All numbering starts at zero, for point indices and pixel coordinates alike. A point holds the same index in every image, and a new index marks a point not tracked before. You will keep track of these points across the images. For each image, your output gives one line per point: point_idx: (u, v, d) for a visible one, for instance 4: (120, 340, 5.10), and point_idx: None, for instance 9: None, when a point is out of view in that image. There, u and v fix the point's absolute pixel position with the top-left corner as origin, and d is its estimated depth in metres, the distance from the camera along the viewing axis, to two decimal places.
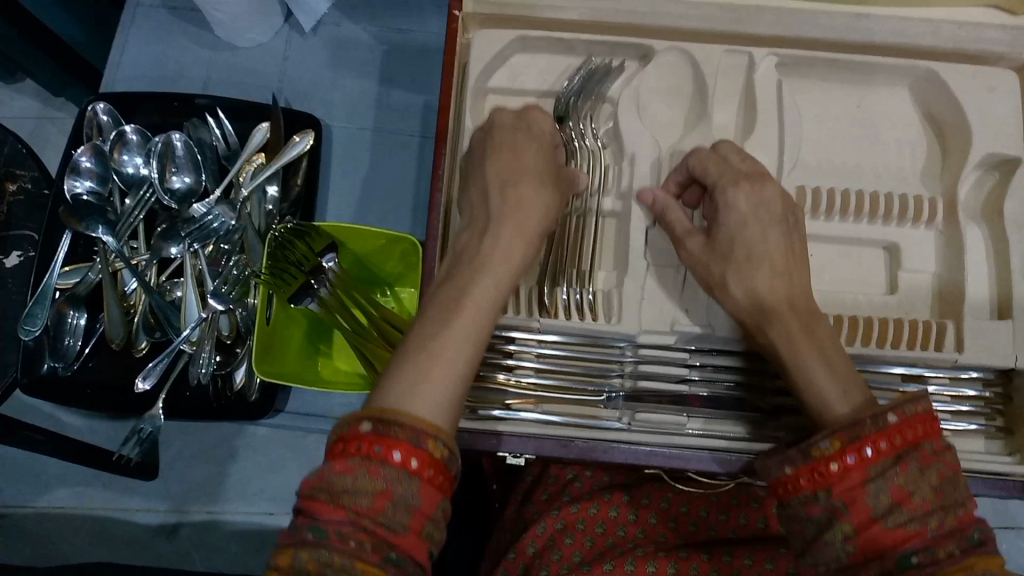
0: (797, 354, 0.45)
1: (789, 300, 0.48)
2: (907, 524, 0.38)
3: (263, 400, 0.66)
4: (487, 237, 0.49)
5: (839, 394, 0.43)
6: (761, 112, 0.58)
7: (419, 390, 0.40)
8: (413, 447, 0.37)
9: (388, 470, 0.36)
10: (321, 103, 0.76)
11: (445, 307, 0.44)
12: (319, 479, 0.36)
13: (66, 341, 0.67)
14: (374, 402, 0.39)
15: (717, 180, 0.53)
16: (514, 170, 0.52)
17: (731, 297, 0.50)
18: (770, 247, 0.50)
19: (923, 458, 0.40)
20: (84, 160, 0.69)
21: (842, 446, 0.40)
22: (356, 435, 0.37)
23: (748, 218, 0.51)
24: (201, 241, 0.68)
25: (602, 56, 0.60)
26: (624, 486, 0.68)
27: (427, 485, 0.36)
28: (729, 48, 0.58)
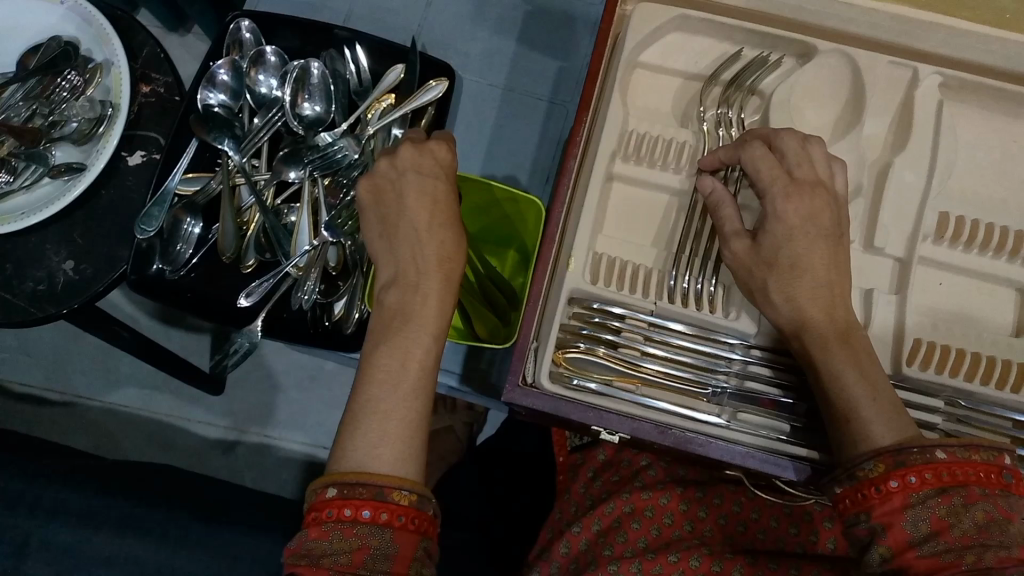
0: (831, 363, 0.46)
1: (831, 318, 0.47)
2: (941, 555, 0.39)
3: (357, 334, 0.67)
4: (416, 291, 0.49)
5: (877, 414, 0.44)
6: (914, 132, 0.56)
7: (378, 453, 0.43)
8: (380, 502, 0.42)
9: (360, 528, 0.41)
10: (456, 54, 0.76)
11: (389, 371, 0.47)
12: (298, 547, 0.41)
13: (178, 247, 0.68)
14: (342, 459, 0.44)
15: (768, 185, 0.51)
16: (420, 224, 0.51)
17: (773, 305, 0.49)
18: (817, 264, 0.49)
19: (968, 495, 0.41)
20: (221, 73, 0.70)
21: (884, 471, 0.42)
22: (326, 501, 0.42)
23: (798, 231, 0.49)
24: (322, 169, 0.69)
25: (758, 49, 0.59)
26: (698, 482, 0.68)
27: (400, 531, 0.41)
28: (894, 60, 0.56)
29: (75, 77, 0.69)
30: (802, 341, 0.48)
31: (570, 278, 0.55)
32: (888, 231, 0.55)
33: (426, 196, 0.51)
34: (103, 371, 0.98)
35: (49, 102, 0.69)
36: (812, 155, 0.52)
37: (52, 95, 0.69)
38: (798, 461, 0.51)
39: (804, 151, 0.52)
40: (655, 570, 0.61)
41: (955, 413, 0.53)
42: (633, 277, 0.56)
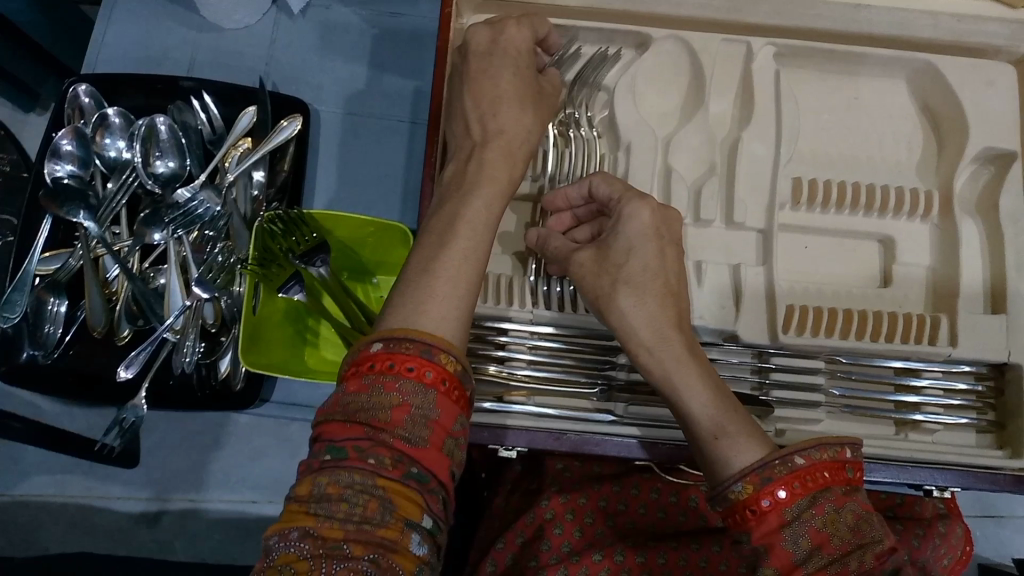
0: (685, 371, 0.44)
1: (673, 327, 0.46)
2: (828, 569, 0.35)
3: (247, 390, 0.66)
4: (474, 160, 0.48)
5: (742, 432, 0.41)
6: (758, 105, 0.57)
7: (426, 310, 0.39)
8: (426, 361, 0.36)
9: (403, 385, 0.35)
10: (310, 86, 0.74)
11: (427, 257, 0.42)
12: (334, 404, 0.36)
13: (46, 329, 0.65)
14: (389, 319, 0.39)
15: (619, 196, 0.49)
16: (506, 105, 0.50)
17: (621, 313, 0.46)
18: (642, 269, 0.47)
19: (835, 498, 0.38)
20: (64, 143, 0.67)
21: (753, 489, 0.38)
22: (368, 356, 0.37)
23: (639, 239, 0.48)
24: (186, 226, 0.67)
25: (597, 44, 0.59)
26: (614, 476, 0.68)
27: (443, 397, 0.36)
28: (727, 37, 0.57)
29: None
30: (653, 356, 0.45)
31: None
32: (746, 205, 0.55)
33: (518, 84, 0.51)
34: None
35: None
36: None
37: None
38: None
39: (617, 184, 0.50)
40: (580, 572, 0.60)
41: (837, 371, 0.55)
42: (496, 286, 0.56)
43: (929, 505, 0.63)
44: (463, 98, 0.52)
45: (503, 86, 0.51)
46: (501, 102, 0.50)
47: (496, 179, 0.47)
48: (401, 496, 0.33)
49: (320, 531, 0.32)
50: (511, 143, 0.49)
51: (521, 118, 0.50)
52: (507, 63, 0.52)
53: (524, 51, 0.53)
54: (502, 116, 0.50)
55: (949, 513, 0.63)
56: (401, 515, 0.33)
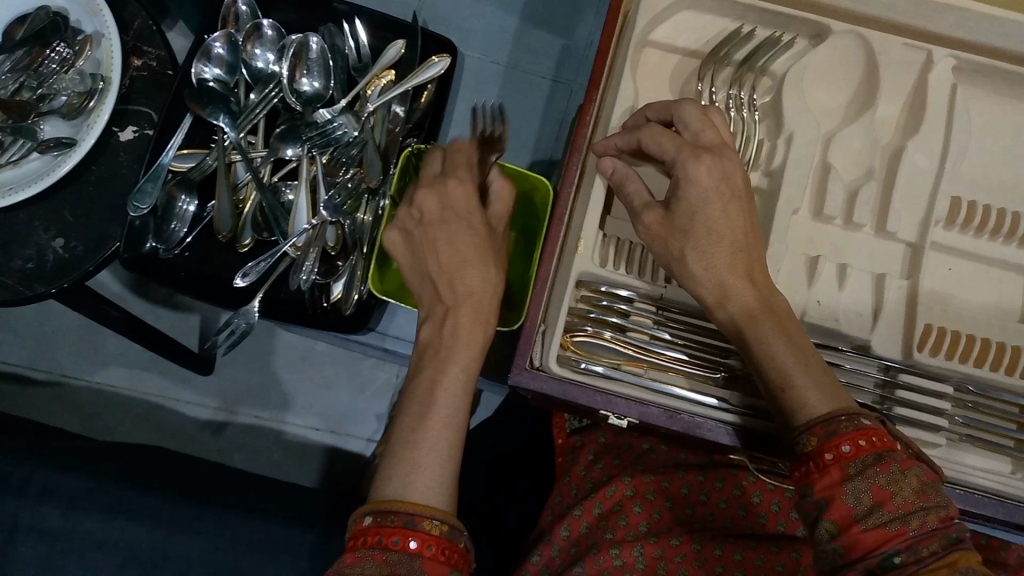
0: (761, 335, 0.45)
1: (742, 290, 0.47)
2: (888, 525, 0.38)
3: (355, 316, 0.67)
4: (447, 323, 0.53)
5: (809, 389, 0.43)
6: (929, 119, 0.55)
7: (415, 483, 0.45)
8: (411, 530, 0.43)
9: (390, 555, 0.42)
10: (457, 29, 0.74)
11: (421, 399, 0.50)
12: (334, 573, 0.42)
13: (172, 225, 0.67)
14: (381, 491, 0.46)
15: (673, 153, 0.49)
16: (452, 260, 0.55)
17: (692, 277, 0.48)
18: (712, 225, 0.48)
19: (902, 460, 0.40)
20: (216, 46, 0.68)
21: (819, 442, 0.41)
22: (361, 529, 0.44)
23: (702, 201, 0.48)
24: (321, 147, 0.67)
25: (771, 28, 0.57)
26: (700, 466, 0.67)
27: (430, 561, 0.42)
28: (909, 43, 0.55)
29: (64, 50, 0.65)
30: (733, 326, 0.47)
31: (578, 261, 0.54)
32: (901, 215, 0.54)
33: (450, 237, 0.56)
34: (88, 351, 0.96)
35: (38, 74, 0.65)
36: (715, 122, 0.50)
37: (41, 67, 0.65)
38: None
39: (705, 119, 0.50)
40: (657, 554, 0.62)
41: (965, 400, 0.53)
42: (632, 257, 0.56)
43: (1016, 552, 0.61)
44: (427, 263, 0.56)
45: (454, 241, 0.55)
46: (462, 264, 0.54)
47: (463, 336, 0.52)
48: None
49: None
50: (481, 306, 0.54)
51: (483, 273, 0.54)
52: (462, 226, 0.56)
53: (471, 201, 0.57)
54: (463, 275, 0.54)
55: None
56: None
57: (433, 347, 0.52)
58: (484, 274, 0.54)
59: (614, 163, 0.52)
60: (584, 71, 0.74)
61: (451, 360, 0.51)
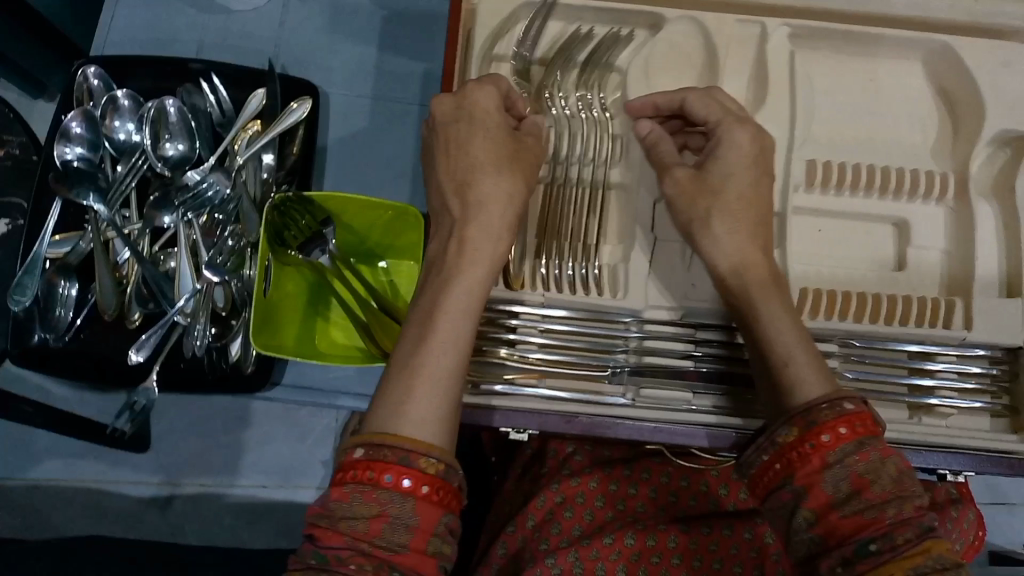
0: (769, 302, 0.47)
1: (761, 258, 0.49)
2: (865, 512, 0.39)
3: (258, 373, 0.66)
4: (456, 239, 0.49)
5: (810, 368, 0.44)
6: (773, 88, 0.56)
7: (406, 410, 0.41)
8: (405, 468, 0.39)
9: (382, 493, 0.38)
10: (318, 69, 0.74)
11: (422, 324, 0.45)
12: (320, 508, 0.39)
13: (57, 312, 0.66)
14: (370, 420, 0.42)
15: (717, 119, 0.51)
16: (481, 159, 0.50)
17: (712, 238, 0.49)
18: (739, 195, 0.50)
19: (881, 448, 0.41)
20: (74, 125, 0.67)
21: (801, 432, 0.42)
22: (350, 462, 0.40)
23: (739, 166, 0.50)
24: (195, 210, 0.67)
25: (609, 25, 0.58)
26: (624, 460, 0.67)
27: (423, 502, 0.39)
28: (741, 18, 0.57)
29: None
30: (742, 286, 0.48)
31: None
32: None
33: (488, 143, 0.51)
34: None
35: None
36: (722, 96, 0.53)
37: None
38: (731, 428, 0.52)
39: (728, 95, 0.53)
40: (592, 555, 0.61)
41: (851, 354, 0.54)
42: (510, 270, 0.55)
43: (943, 490, 0.62)
44: (437, 166, 0.52)
45: (476, 145, 0.51)
46: (476, 171, 0.50)
47: (477, 254, 0.48)
48: None
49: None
50: (497, 221, 0.49)
51: (500, 182, 0.50)
52: (481, 129, 0.51)
53: (492, 112, 0.52)
54: (478, 181, 0.50)
55: (961, 498, 0.63)
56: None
57: (442, 258, 0.48)
58: (507, 186, 0.50)
59: (647, 126, 0.55)
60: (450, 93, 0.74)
61: (455, 288, 0.46)
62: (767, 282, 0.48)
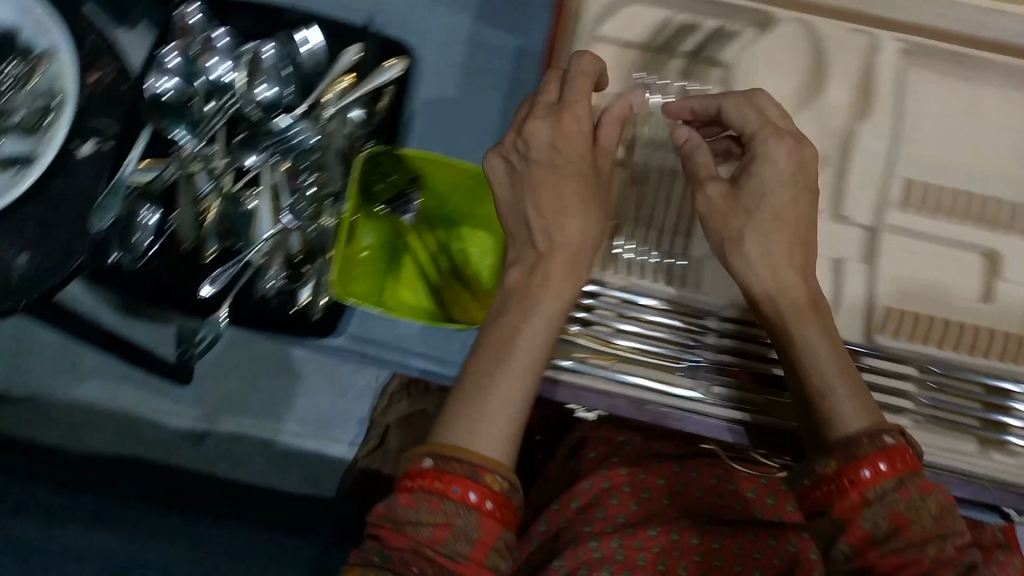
0: (805, 329, 0.46)
1: (800, 286, 0.47)
2: (905, 551, 0.39)
3: (324, 321, 0.66)
4: (539, 271, 0.48)
5: (852, 401, 0.44)
6: (880, 104, 0.55)
7: (477, 430, 0.43)
8: (472, 482, 0.40)
9: (447, 504, 0.40)
10: (412, 32, 0.73)
11: (499, 343, 0.46)
12: (388, 509, 0.41)
13: (136, 236, 0.67)
14: (439, 432, 0.43)
15: (755, 130, 0.49)
16: (562, 191, 0.49)
17: (747, 261, 0.48)
18: (777, 212, 0.48)
19: (925, 485, 0.41)
20: (170, 58, 0.67)
21: (840, 465, 0.42)
22: (419, 470, 0.41)
23: (773, 183, 0.48)
24: (281, 153, 0.67)
25: (719, 19, 0.57)
26: (675, 456, 0.68)
27: (487, 518, 0.40)
28: (854, 27, 0.56)
29: (19, 67, 0.67)
30: (775, 309, 0.47)
31: None
32: (856, 198, 0.55)
33: (567, 170, 0.50)
34: (64, 366, 0.99)
35: None
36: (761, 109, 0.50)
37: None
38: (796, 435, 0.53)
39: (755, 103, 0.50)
40: (636, 544, 0.61)
41: (929, 381, 0.53)
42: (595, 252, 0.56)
43: (990, 533, 0.62)
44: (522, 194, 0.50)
45: (561, 172, 0.50)
46: (565, 208, 0.49)
47: (551, 286, 0.47)
48: None
49: None
50: (576, 256, 0.49)
51: (581, 212, 0.49)
52: (569, 163, 0.50)
53: (578, 138, 0.50)
54: (564, 221, 0.49)
55: (1008, 542, 0.62)
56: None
57: (525, 281, 0.48)
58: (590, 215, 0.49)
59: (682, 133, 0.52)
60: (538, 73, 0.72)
61: (534, 315, 0.47)
62: (802, 306, 0.47)
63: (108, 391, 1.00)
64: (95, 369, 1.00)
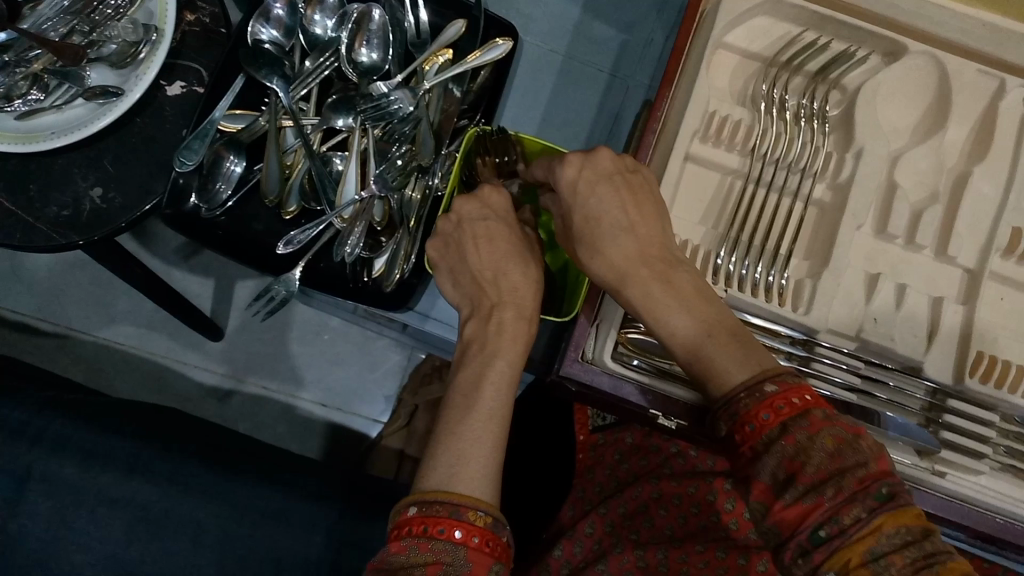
0: (661, 318, 0.46)
1: (640, 257, 0.48)
2: (804, 497, 0.36)
3: (396, 295, 0.66)
4: (492, 320, 0.52)
5: (721, 352, 0.43)
6: (996, 147, 0.55)
7: (458, 473, 0.43)
8: (456, 520, 0.41)
9: (435, 544, 0.40)
10: (521, 14, 0.76)
11: (467, 389, 0.49)
12: (379, 562, 0.41)
13: (217, 185, 0.66)
14: (425, 480, 0.44)
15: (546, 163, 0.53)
16: (497, 256, 0.56)
17: (588, 266, 0.50)
18: (601, 212, 0.49)
19: (811, 425, 0.38)
20: (276, 7, 0.66)
21: (754, 409, 0.40)
22: (406, 518, 0.42)
23: (582, 184, 0.50)
24: (374, 120, 0.66)
25: (848, 42, 0.57)
26: (729, 473, 0.61)
27: (475, 551, 0.40)
28: (983, 68, 0.55)
29: None
30: (698, 360, 0.44)
31: None
32: (963, 240, 0.54)
33: (492, 235, 0.56)
34: (98, 307, 0.98)
35: (91, 19, 0.64)
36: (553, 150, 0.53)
37: (94, 12, 0.63)
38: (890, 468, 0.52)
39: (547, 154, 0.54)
40: (680, 557, 0.58)
41: (1010, 431, 0.53)
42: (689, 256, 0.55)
43: None
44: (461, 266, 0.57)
45: (496, 242, 0.56)
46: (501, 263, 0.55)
47: (505, 330, 0.52)
48: None
49: None
50: (523, 302, 0.54)
51: (524, 269, 0.55)
52: (486, 228, 0.57)
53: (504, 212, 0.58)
54: (506, 273, 0.55)
55: None
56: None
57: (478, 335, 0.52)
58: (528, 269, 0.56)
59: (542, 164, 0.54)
60: (642, 69, 0.77)
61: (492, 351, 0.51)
62: (651, 295, 0.47)
63: (145, 332, 0.99)
64: (135, 311, 0.99)
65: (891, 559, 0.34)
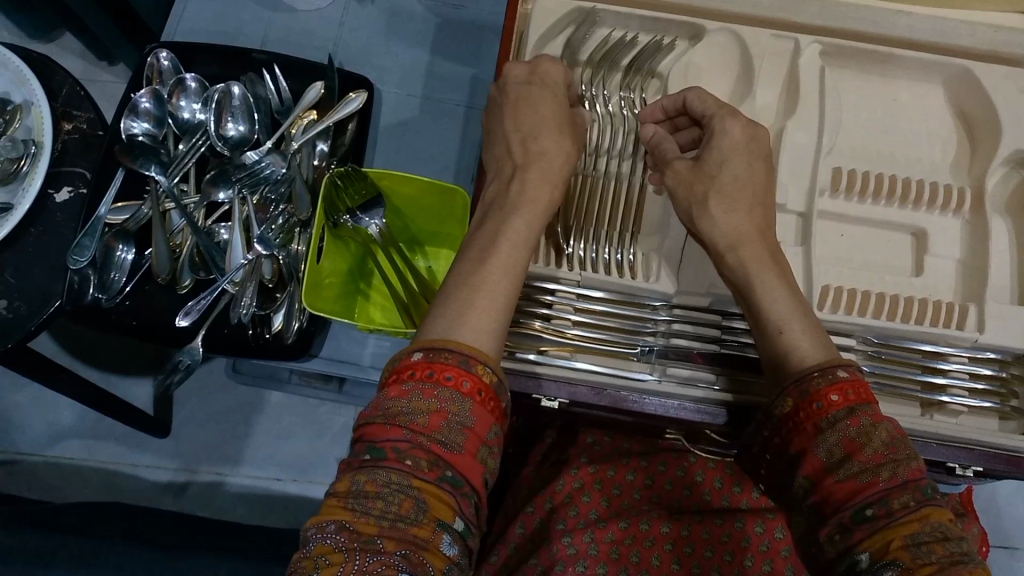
0: (763, 277, 0.50)
1: (749, 229, 0.52)
2: (859, 476, 0.42)
3: (297, 345, 0.68)
4: (516, 180, 0.52)
5: (805, 334, 0.48)
6: (804, 97, 0.60)
7: (468, 321, 0.44)
8: (464, 371, 0.41)
9: (441, 392, 0.40)
10: (374, 67, 0.85)
11: (480, 250, 0.48)
12: (376, 408, 0.40)
13: (112, 274, 0.69)
14: (426, 332, 0.43)
15: (711, 111, 0.55)
16: (545, 114, 0.55)
17: (710, 217, 0.53)
18: (732, 179, 0.54)
19: (874, 414, 0.43)
20: (143, 101, 0.71)
21: (798, 400, 0.45)
22: (409, 364, 0.41)
23: (730, 152, 0.54)
24: (250, 187, 0.71)
25: (653, 33, 0.63)
26: (642, 453, 0.69)
27: (478, 407, 0.40)
28: (777, 33, 0.61)
29: None
30: (774, 332, 0.48)
31: None
32: (789, 188, 0.59)
33: (552, 102, 0.56)
34: (41, 426, 1.00)
35: None
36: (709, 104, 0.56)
37: None
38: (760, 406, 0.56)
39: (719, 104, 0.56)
40: (608, 538, 0.62)
41: (868, 350, 0.57)
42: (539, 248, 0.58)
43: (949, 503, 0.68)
44: (504, 119, 0.56)
45: (544, 109, 0.55)
46: (544, 125, 0.55)
47: (533, 201, 0.51)
48: (433, 498, 0.37)
49: (356, 527, 0.36)
50: (553, 168, 0.53)
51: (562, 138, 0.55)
52: (546, 91, 0.56)
53: (559, 84, 0.57)
54: (541, 137, 0.54)
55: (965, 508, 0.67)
56: (433, 515, 0.37)
57: (504, 196, 0.52)
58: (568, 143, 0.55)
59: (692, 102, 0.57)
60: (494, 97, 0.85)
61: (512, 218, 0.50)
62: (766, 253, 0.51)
63: (91, 441, 0.99)
64: (78, 421, 1.00)
65: (932, 546, 0.39)
